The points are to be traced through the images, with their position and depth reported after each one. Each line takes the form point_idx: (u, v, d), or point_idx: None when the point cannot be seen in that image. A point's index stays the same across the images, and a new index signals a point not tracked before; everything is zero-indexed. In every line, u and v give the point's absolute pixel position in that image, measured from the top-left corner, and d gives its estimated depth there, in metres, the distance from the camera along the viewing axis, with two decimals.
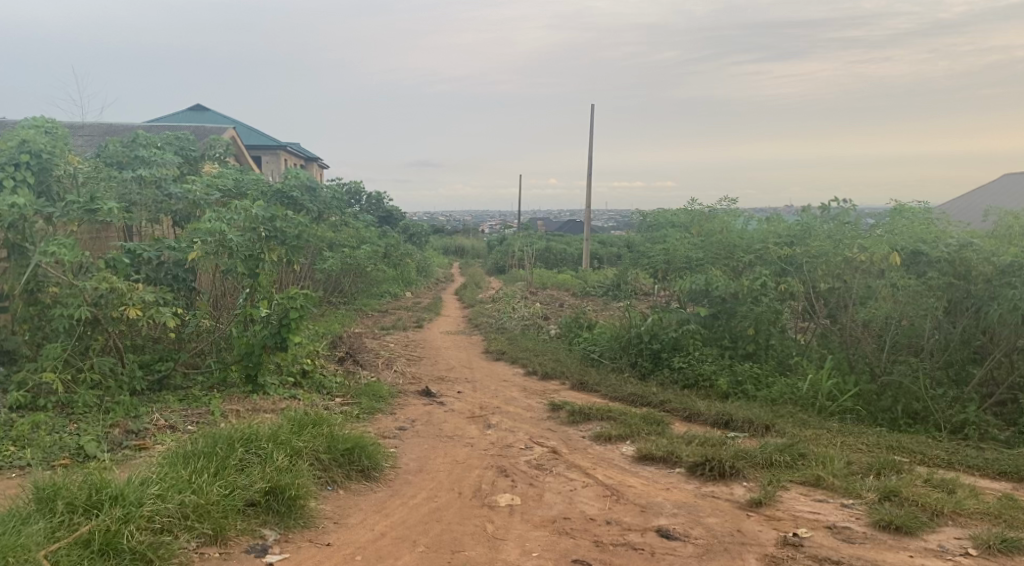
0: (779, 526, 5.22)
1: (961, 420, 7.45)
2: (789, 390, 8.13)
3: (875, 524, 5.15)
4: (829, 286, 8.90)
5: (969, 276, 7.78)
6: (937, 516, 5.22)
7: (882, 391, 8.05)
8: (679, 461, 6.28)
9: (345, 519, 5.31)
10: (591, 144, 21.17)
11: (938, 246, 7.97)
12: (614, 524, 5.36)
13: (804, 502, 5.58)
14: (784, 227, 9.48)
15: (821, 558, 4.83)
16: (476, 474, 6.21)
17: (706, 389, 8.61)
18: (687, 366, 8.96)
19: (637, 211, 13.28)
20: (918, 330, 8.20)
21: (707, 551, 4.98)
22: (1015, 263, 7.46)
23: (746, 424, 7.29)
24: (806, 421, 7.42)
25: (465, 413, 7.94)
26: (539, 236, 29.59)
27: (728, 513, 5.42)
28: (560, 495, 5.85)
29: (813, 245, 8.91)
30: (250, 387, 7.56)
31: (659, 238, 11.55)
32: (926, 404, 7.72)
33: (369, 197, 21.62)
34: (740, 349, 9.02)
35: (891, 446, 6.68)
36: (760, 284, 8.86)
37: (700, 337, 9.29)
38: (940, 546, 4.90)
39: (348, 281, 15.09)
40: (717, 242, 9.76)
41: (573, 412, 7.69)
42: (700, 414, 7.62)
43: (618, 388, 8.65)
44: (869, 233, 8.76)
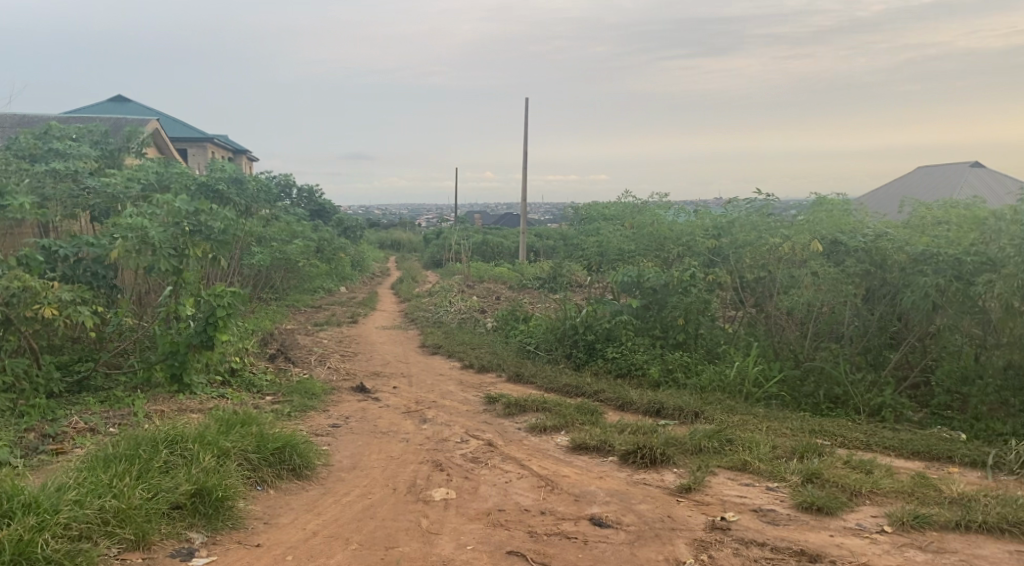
0: (707, 511, 5.36)
1: (879, 403, 7.71)
2: (718, 377, 8.35)
3: (798, 505, 5.33)
4: (755, 277, 9.16)
5: (884, 265, 8.09)
6: (855, 496, 5.43)
7: (804, 376, 8.32)
8: (613, 449, 6.37)
9: (275, 518, 5.22)
10: (525, 134, 21.13)
11: (856, 236, 8.31)
12: (548, 514, 5.41)
13: (732, 486, 5.73)
14: (710, 219, 9.68)
15: (747, 540, 4.97)
16: (410, 469, 6.19)
17: (639, 377, 8.78)
18: (620, 356, 9.11)
19: (574, 203, 13.33)
20: (838, 317, 8.49)
21: (639, 537, 5.07)
22: (926, 251, 7.78)
23: (676, 411, 7.45)
24: (733, 407, 7.64)
25: (400, 408, 7.89)
26: (477, 229, 29.51)
27: (659, 500, 5.53)
28: (494, 488, 5.87)
29: (739, 234, 9.23)
30: (176, 386, 7.38)
31: (591, 229, 11.76)
32: (846, 388, 7.98)
33: (300, 190, 21.22)
34: (670, 339, 9.22)
35: (813, 430, 6.93)
36: (689, 275, 9.13)
37: (632, 327, 9.47)
38: (858, 524, 5.07)
39: (279, 277, 14.85)
40: (647, 234, 10.17)
41: (509, 403, 7.72)
42: (632, 403, 7.74)
43: (552, 379, 8.72)
44: (791, 222, 9.00)
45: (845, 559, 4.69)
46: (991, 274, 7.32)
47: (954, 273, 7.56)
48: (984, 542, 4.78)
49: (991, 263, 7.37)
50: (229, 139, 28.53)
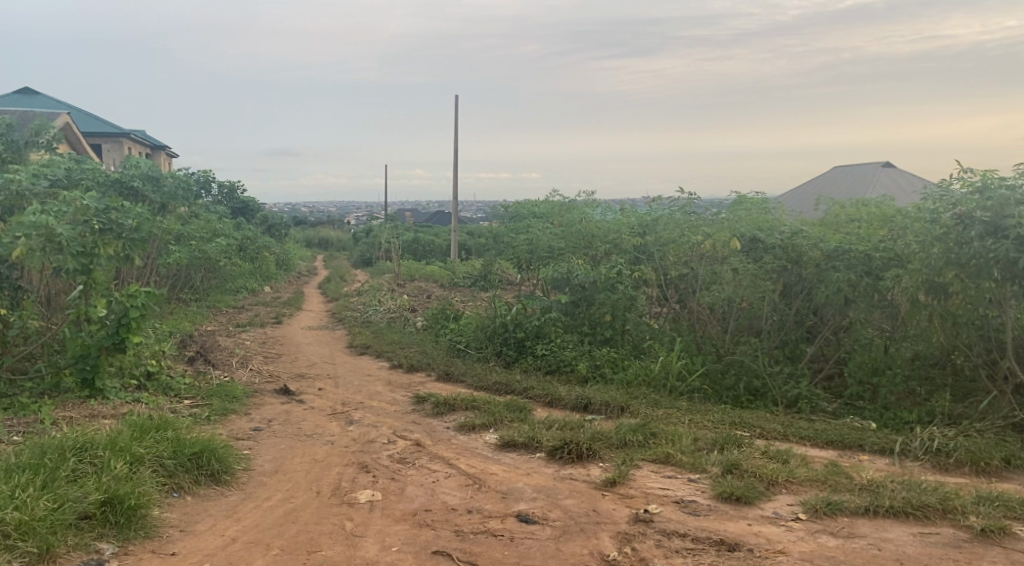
0: (631, 504, 5.44)
1: (795, 395, 7.94)
2: (643, 372, 8.48)
3: (718, 496, 5.46)
4: (678, 273, 9.37)
5: (800, 261, 8.35)
6: (772, 485, 5.60)
7: (726, 369, 8.52)
8: (540, 446, 6.40)
9: (192, 526, 5.07)
10: (455, 132, 21.05)
11: (773, 233, 8.55)
12: (475, 513, 5.40)
13: (656, 479, 5.83)
14: (635, 218, 9.90)
15: (670, 532, 5.06)
16: (335, 472, 6.09)
17: (568, 374, 8.84)
18: (549, 353, 9.17)
19: (504, 202, 13.34)
20: (757, 312, 8.74)
21: (564, 532, 5.11)
22: (838, 248, 8.03)
23: (603, 406, 7.53)
24: (657, 402, 7.77)
25: (325, 410, 7.76)
26: (408, 227, 29.24)
27: (585, 495, 5.59)
28: (421, 488, 5.83)
29: (663, 232, 9.47)
30: (87, 392, 7.08)
31: (520, 228, 11.81)
32: (764, 381, 8.20)
33: (222, 186, 20.66)
34: (598, 335, 9.34)
35: (733, 422, 7.11)
36: (616, 272, 9.30)
37: (561, 324, 9.55)
38: (775, 513, 5.22)
39: (200, 277, 14.42)
40: (576, 232, 10.31)
41: (437, 402, 7.67)
42: (560, 399, 7.80)
43: (482, 377, 8.71)
44: (711, 220, 9.22)
45: (762, 547, 4.81)
46: (899, 269, 7.65)
47: (864, 269, 7.84)
48: (890, 525, 4.97)
49: (898, 258, 7.70)
50: (147, 135, 27.57)
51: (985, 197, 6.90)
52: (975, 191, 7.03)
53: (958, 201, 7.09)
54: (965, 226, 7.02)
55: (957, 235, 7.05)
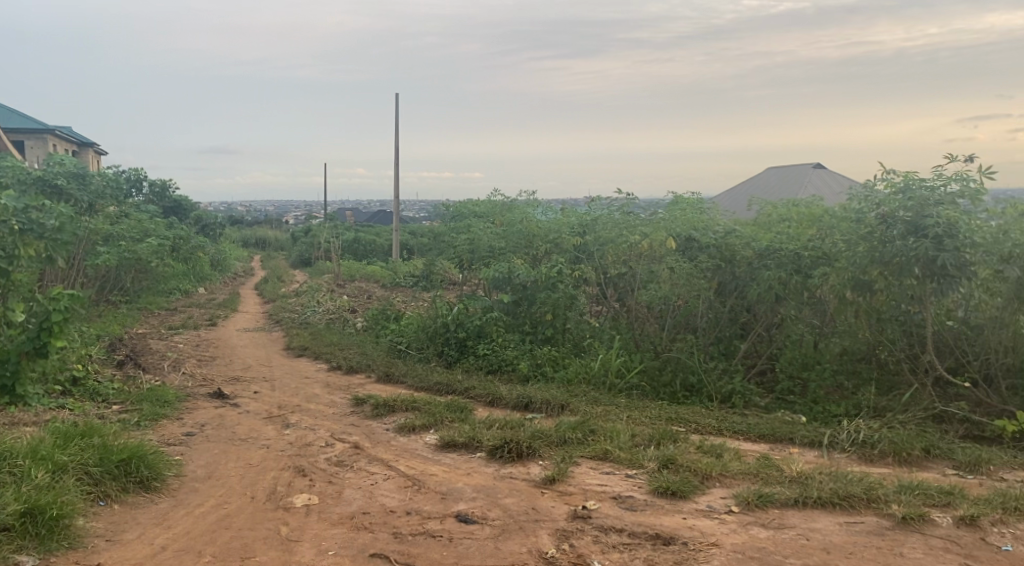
0: (569, 501, 5.48)
1: (729, 390, 8.11)
2: (583, 370, 8.56)
3: (654, 491, 5.54)
4: (617, 272, 9.50)
5: (733, 260, 8.56)
6: (706, 479, 5.71)
7: (663, 366, 8.67)
8: (480, 446, 6.40)
9: (119, 535, 4.91)
10: (395, 131, 20.89)
11: (707, 232, 8.73)
12: (413, 514, 5.37)
13: (594, 476, 5.88)
14: (575, 218, 10.01)
15: (607, 527, 5.12)
16: (271, 476, 5.98)
17: (509, 373, 8.85)
18: (490, 353, 9.17)
19: (445, 202, 13.29)
20: (692, 310, 8.91)
21: (503, 531, 5.13)
22: (769, 247, 8.24)
23: (543, 405, 7.57)
24: (597, 399, 7.85)
25: (261, 414, 7.62)
26: (349, 227, 28.88)
27: (524, 493, 5.61)
28: (359, 490, 5.77)
29: (602, 231, 9.60)
30: (7, 398, 6.79)
31: (461, 227, 11.79)
32: (700, 377, 8.36)
33: (154, 185, 20.09)
34: (539, 334, 9.39)
35: (669, 418, 7.23)
36: (556, 271, 9.38)
37: (503, 323, 9.57)
38: (708, 506, 5.33)
39: (130, 278, 14.00)
40: (517, 232, 10.34)
41: (377, 404, 7.60)
42: (501, 398, 7.81)
43: (423, 378, 8.66)
44: (648, 220, 9.38)
45: (696, 540, 4.91)
46: (826, 267, 7.91)
47: (793, 267, 8.05)
48: (818, 515, 5.12)
49: (825, 257, 7.95)
50: (74, 131, 26.63)
51: (906, 197, 7.19)
52: (897, 192, 7.30)
53: (881, 201, 7.37)
54: (888, 226, 7.30)
55: (880, 234, 7.32)
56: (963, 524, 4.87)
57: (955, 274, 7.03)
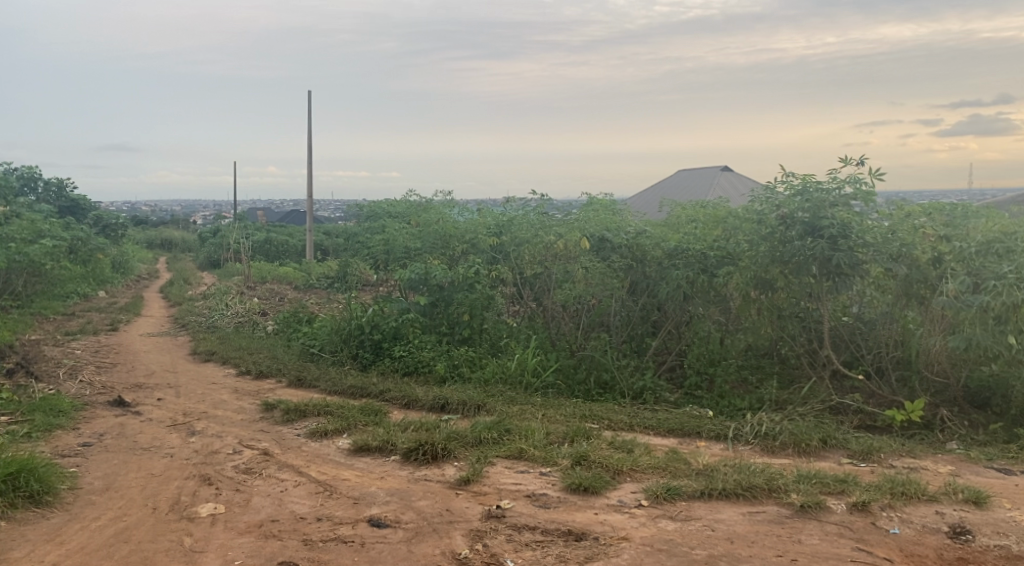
0: (483, 501, 5.49)
1: (640, 387, 8.27)
2: (500, 370, 8.58)
3: (567, 488, 5.60)
4: (534, 272, 9.59)
5: (644, 260, 8.77)
6: (618, 475, 5.81)
7: (578, 364, 8.79)
8: (394, 449, 6.33)
9: (7, 554, 4.65)
10: (307, 130, 20.47)
11: (620, 233, 8.90)
12: (324, 520, 5.28)
13: (508, 474, 5.91)
14: (491, 218, 10.04)
15: (521, 526, 5.15)
16: (174, 486, 5.78)
17: (425, 374, 8.79)
18: (406, 354, 9.09)
19: (359, 202, 13.06)
20: (606, 308, 9.07)
21: (416, 534, 5.09)
22: (677, 247, 8.48)
23: (459, 406, 7.56)
24: (513, 399, 7.89)
25: (165, 422, 7.33)
26: (260, 227, 28.11)
27: (438, 495, 5.58)
28: (268, 498, 5.63)
29: (518, 232, 9.67)
30: None
31: (377, 228, 11.64)
32: (613, 374, 8.51)
33: (48, 183, 19.12)
34: (456, 335, 9.38)
35: (584, 415, 7.34)
36: (473, 272, 9.40)
37: (419, 325, 9.51)
38: (619, 501, 5.42)
39: (21, 282, 13.25)
40: (433, 232, 10.28)
41: (288, 409, 7.42)
42: (417, 400, 7.75)
43: (336, 382, 8.51)
44: (562, 221, 9.49)
45: (607, 534, 4.99)
46: (730, 267, 8.18)
47: (700, 267, 8.31)
48: (723, 506, 5.29)
49: (730, 257, 8.22)
50: None
51: (803, 199, 7.51)
52: (795, 194, 7.62)
53: (781, 203, 7.68)
54: (787, 226, 7.63)
55: (780, 234, 7.65)
56: (855, 509, 5.12)
57: (849, 273, 7.40)
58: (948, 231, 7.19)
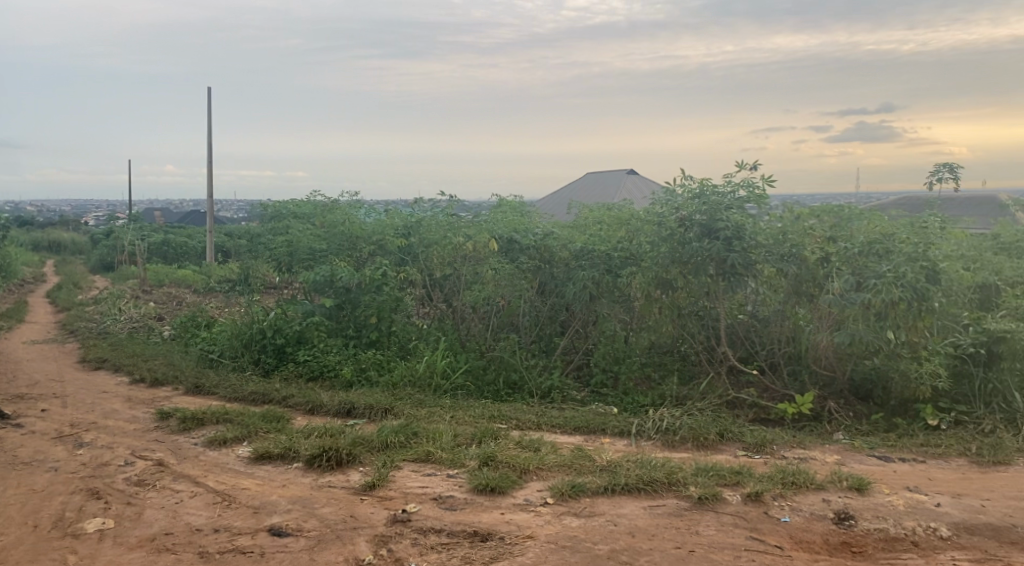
0: (389, 505, 5.42)
1: (549, 386, 8.35)
2: (408, 373, 8.49)
3: (474, 489, 5.60)
4: (442, 273, 9.61)
5: (552, 260, 8.87)
6: (525, 474, 5.85)
7: (487, 365, 8.80)
8: (298, 456, 6.18)
9: None
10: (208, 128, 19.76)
11: (528, 234, 8.94)
12: (222, 531, 5.11)
13: (415, 478, 5.86)
14: (399, 219, 9.92)
15: (426, 529, 5.12)
16: (59, 502, 5.48)
17: (331, 379, 8.62)
18: (311, 359, 8.89)
19: (261, 202, 12.62)
20: (515, 309, 9.14)
21: (319, 541, 5.00)
22: (584, 248, 8.63)
23: (366, 410, 7.45)
24: (421, 402, 7.83)
25: (49, 434, 6.94)
26: (157, 228, 26.94)
27: (342, 501, 5.49)
28: (161, 510, 5.40)
29: (427, 233, 9.61)
30: None
31: (280, 229, 11.34)
32: (522, 375, 8.56)
33: None
34: (363, 338, 9.24)
35: (492, 416, 7.35)
36: (380, 274, 9.28)
37: (324, 328, 9.32)
38: (526, 500, 5.46)
39: None
40: (339, 233, 10.07)
41: (184, 418, 7.14)
42: (322, 406, 7.59)
43: (237, 388, 8.24)
44: (471, 222, 9.51)
45: (512, 534, 5.02)
46: (633, 267, 8.38)
47: (605, 267, 8.48)
48: (626, 501, 5.40)
49: (634, 258, 8.41)
50: None
51: (701, 202, 7.78)
52: (693, 197, 7.87)
53: (680, 205, 7.91)
54: (686, 228, 7.87)
55: (680, 236, 7.89)
56: (749, 500, 5.33)
57: (743, 273, 7.75)
58: (833, 233, 7.57)
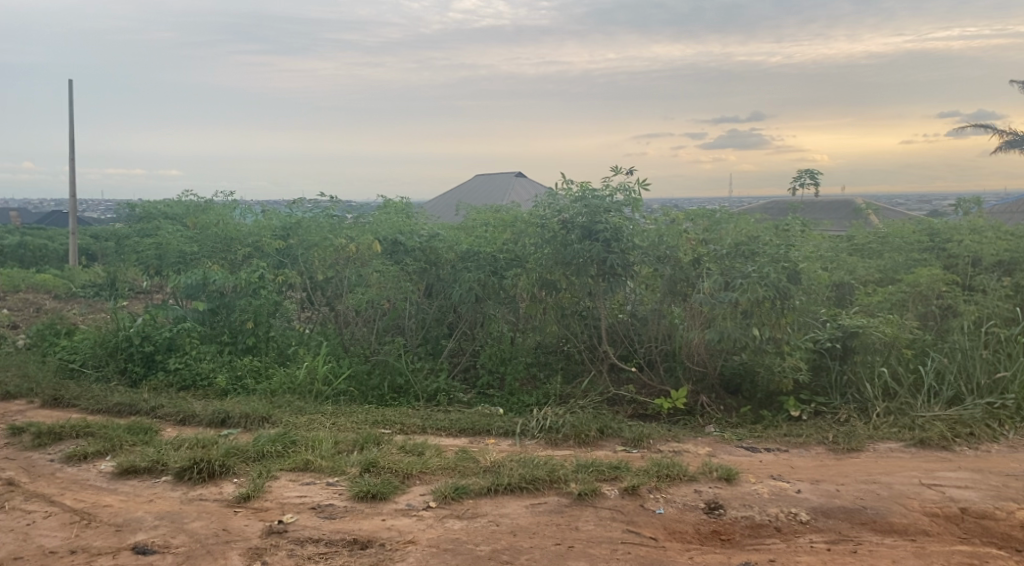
0: (264, 517, 5.25)
1: (434, 389, 8.29)
2: (288, 379, 8.25)
3: (354, 496, 5.50)
4: (324, 276, 9.39)
5: (437, 262, 8.83)
6: (407, 479, 5.79)
7: (371, 369, 8.67)
8: (166, 469, 5.89)
9: None
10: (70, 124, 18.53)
11: (413, 236, 8.84)
12: (80, 553, 4.81)
13: (292, 487, 5.69)
14: (277, 220, 9.60)
15: (303, 539, 4.99)
16: None
17: (205, 388, 8.27)
18: (183, 367, 8.49)
19: (128, 201, 11.94)
20: (400, 312, 9.05)
21: (188, 558, 4.78)
22: (469, 250, 8.65)
23: (242, 419, 7.18)
24: (301, 409, 7.62)
25: None
26: (12, 229, 25.03)
27: (214, 514, 5.27)
28: (11, 533, 5.03)
29: (307, 234, 9.37)
30: None
31: (149, 229, 10.76)
32: (407, 378, 8.47)
33: None
34: (239, 344, 8.92)
35: (376, 421, 7.25)
36: (257, 277, 8.97)
37: (196, 334, 8.93)
38: (407, 505, 5.41)
39: None
40: (213, 234, 9.61)
41: (39, 432, 6.66)
42: (195, 416, 7.27)
43: (100, 400, 7.77)
44: (354, 223, 9.39)
45: (393, 540, 4.97)
46: (518, 269, 8.45)
47: (490, 269, 8.53)
48: (508, 501, 5.45)
49: (518, 259, 8.49)
50: None
51: (582, 205, 7.92)
52: (576, 200, 8.03)
53: (562, 208, 8.06)
54: (568, 230, 8.00)
55: (562, 237, 8.02)
56: (627, 494, 5.48)
57: (622, 274, 7.97)
58: (706, 236, 7.91)
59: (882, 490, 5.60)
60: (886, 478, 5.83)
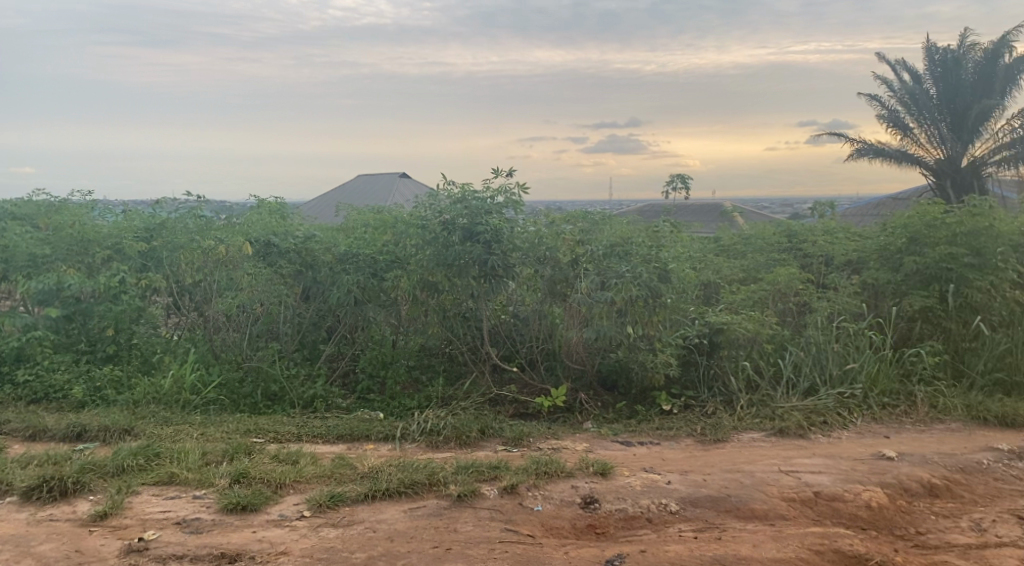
0: (123, 535, 4.95)
1: (311, 395, 8.07)
2: (152, 389, 7.83)
3: (223, 509, 5.27)
4: (192, 280, 9.00)
5: (314, 265, 8.54)
6: (280, 488, 5.61)
7: (244, 376, 8.36)
8: (12, 489, 5.45)
9: None
10: None
11: (287, 237, 8.52)
12: None
13: (155, 503, 5.40)
14: (139, 221, 9.15)
15: (166, 557, 4.75)
16: None
17: (59, 401, 7.76)
18: (33, 379, 7.93)
19: None
20: (275, 316, 8.76)
21: None
22: (347, 252, 8.47)
23: (99, 432, 6.74)
24: (167, 420, 7.25)
25: None
26: None
27: (66, 535, 4.92)
28: None
29: (172, 237, 8.94)
30: None
31: None
32: (282, 385, 8.20)
33: None
34: (98, 352, 8.44)
35: (247, 430, 7.00)
36: (117, 281, 8.43)
37: (49, 343, 8.32)
38: (280, 515, 5.24)
39: None
40: (66, 236, 8.81)
41: None
42: (46, 431, 6.79)
43: None
44: (224, 225, 9.15)
45: (263, 552, 4.80)
46: (398, 271, 8.37)
47: (370, 271, 8.40)
48: (385, 506, 5.37)
49: (398, 261, 8.40)
50: None
51: (463, 206, 7.91)
52: (456, 201, 7.99)
53: (443, 209, 8.00)
54: (449, 231, 7.93)
55: (443, 239, 7.93)
56: (505, 493, 5.52)
57: (503, 274, 8.01)
58: (583, 237, 8.03)
59: (745, 478, 5.89)
60: (749, 467, 6.14)
